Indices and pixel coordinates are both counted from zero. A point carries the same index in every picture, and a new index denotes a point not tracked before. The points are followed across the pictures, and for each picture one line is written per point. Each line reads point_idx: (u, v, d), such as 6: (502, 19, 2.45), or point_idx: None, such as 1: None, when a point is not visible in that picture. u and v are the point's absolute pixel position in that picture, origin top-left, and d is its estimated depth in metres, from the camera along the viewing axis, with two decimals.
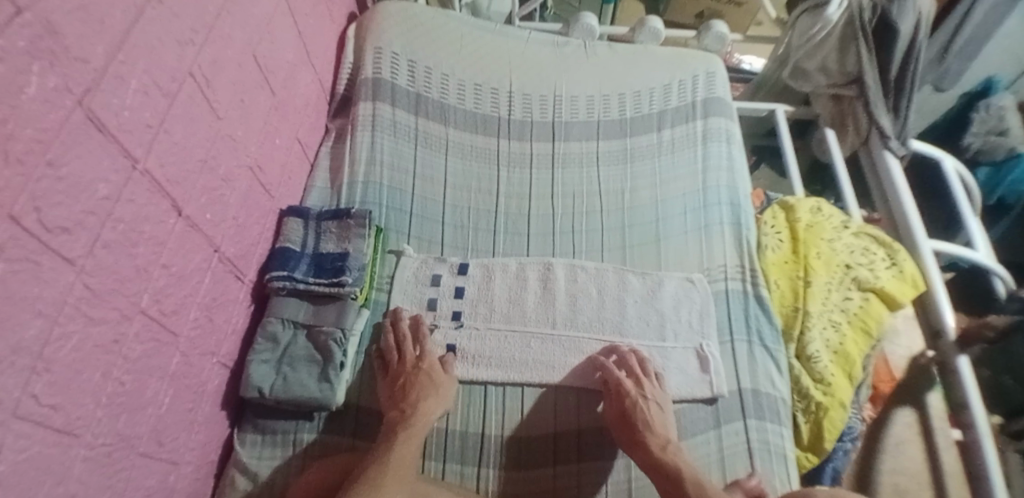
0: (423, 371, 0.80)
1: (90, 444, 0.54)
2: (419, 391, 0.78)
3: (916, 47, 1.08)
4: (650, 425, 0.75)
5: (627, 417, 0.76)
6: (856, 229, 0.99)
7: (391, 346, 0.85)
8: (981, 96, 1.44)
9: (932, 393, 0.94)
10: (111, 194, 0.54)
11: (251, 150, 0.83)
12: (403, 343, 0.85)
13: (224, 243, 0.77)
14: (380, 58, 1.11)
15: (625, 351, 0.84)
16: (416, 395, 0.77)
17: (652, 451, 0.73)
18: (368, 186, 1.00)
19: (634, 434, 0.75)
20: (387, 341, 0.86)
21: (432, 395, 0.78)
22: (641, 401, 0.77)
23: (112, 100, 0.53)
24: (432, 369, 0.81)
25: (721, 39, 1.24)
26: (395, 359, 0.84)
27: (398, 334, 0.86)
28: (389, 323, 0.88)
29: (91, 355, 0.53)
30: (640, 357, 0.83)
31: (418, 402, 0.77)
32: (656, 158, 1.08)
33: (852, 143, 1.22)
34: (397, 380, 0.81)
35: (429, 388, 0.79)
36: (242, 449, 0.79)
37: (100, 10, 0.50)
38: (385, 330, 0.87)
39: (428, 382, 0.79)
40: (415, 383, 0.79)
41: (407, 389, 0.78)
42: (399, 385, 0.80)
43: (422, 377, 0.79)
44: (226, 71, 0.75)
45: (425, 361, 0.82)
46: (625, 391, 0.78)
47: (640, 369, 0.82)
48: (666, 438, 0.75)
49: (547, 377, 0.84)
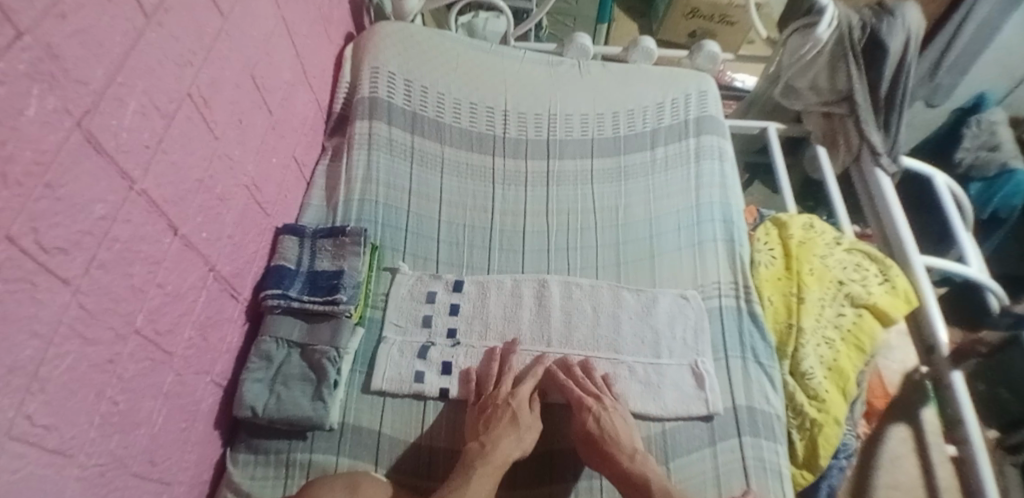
0: (511, 409, 0.78)
1: (83, 464, 0.54)
2: (500, 428, 0.76)
3: (906, 66, 1.11)
4: (616, 438, 0.75)
5: (591, 433, 0.76)
6: (848, 244, 1.00)
7: (492, 376, 0.84)
8: (973, 111, 1.46)
9: (926, 408, 0.94)
10: (107, 215, 0.54)
11: (247, 170, 0.84)
12: (506, 375, 0.83)
13: (219, 262, 0.77)
14: (377, 77, 1.13)
15: (580, 374, 0.84)
16: (496, 431, 0.76)
17: (621, 461, 0.74)
18: (364, 204, 1.01)
19: (601, 447, 0.75)
20: (491, 369, 0.85)
21: (511, 434, 0.76)
22: (606, 416, 0.77)
23: (109, 122, 0.53)
24: (519, 408, 0.79)
25: (713, 58, 1.26)
26: (491, 386, 0.83)
27: (504, 366, 0.85)
28: (501, 353, 0.87)
29: (87, 374, 0.53)
30: (590, 372, 0.84)
31: (498, 437, 0.75)
32: (649, 176, 1.10)
33: (843, 160, 1.23)
34: (484, 411, 0.80)
35: (509, 429, 0.76)
36: (234, 468, 0.79)
37: (100, 34, 0.51)
38: (493, 359, 0.86)
39: (510, 424, 0.77)
40: (497, 418, 0.77)
41: (492, 423, 0.77)
42: (486, 415, 0.79)
43: (505, 416, 0.77)
44: (224, 92, 0.76)
45: (516, 399, 0.80)
46: (586, 406, 0.78)
47: (593, 385, 0.82)
48: (633, 447, 0.76)
49: None
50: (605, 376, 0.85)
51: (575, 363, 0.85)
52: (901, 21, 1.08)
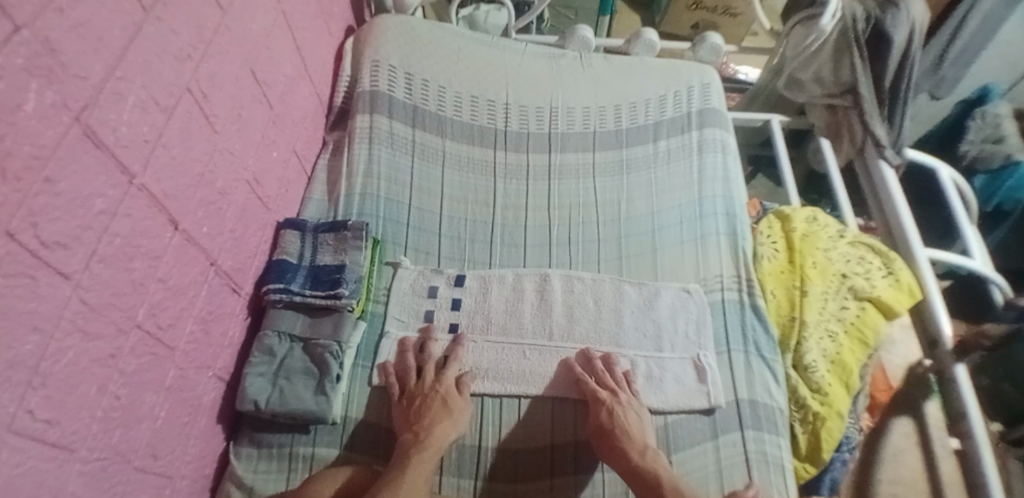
0: (439, 396, 0.79)
1: (85, 459, 0.54)
2: (433, 416, 0.77)
3: (910, 58, 1.10)
4: (627, 431, 0.76)
5: (603, 427, 0.77)
6: (851, 238, 0.99)
7: (411, 368, 0.84)
8: (977, 104, 1.44)
9: (930, 401, 0.93)
10: (108, 209, 0.54)
11: (248, 164, 0.84)
12: (424, 366, 0.84)
13: (220, 257, 0.77)
14: (378, 71, 1.12)
15: (601, 368, 0.83)
16: (430, 419, 0.76)
17: (632, 457, 0.73)
18: (365, 199, 1.01)
19: (611, 439, 0.75)
20: (408, 362, 0.85)
21: (447, 419, 0.77)
22: (619, 409, 0.78)
23: (109, 116, 0.53)
24: (448, 393, 0.80)
25: (716, 50, 1.25)
26: (415, 378, 0.83)
27: (422, 358, 0.86)
28: (411, 344, 0.88)
29: (88, 369, 0.53)
30: (613, 367, 0.84)
31: (431, 425, 0.75)
32: (651, 169, 1.09)
33: (847, 153, 1.22)
34: (413, 402, 0.80)
35: (442, 414, 0.77)
36: (238, 462, 0.79)
37: (98, 28, 0.51)
38: (407, 351, 0.87)
39: (442, 407, 0.78)
40: (429, 407, 0.78)
41: (421, 414, 0.77)
42: (414, 407, 0.79)
43: (436, 401, 0.78)
44: (223, 86, 0.76)
45: (442, 384, 0.81)
46: (601, 399, 0.79)
47: (612, 380, 0.82)
48: (644, 442, 0.75)
49: (535, 388, 0.84)
50: (626, 372, 0.84)
51: (595, 357, 0.85)
52: (905, 12, 1.07)
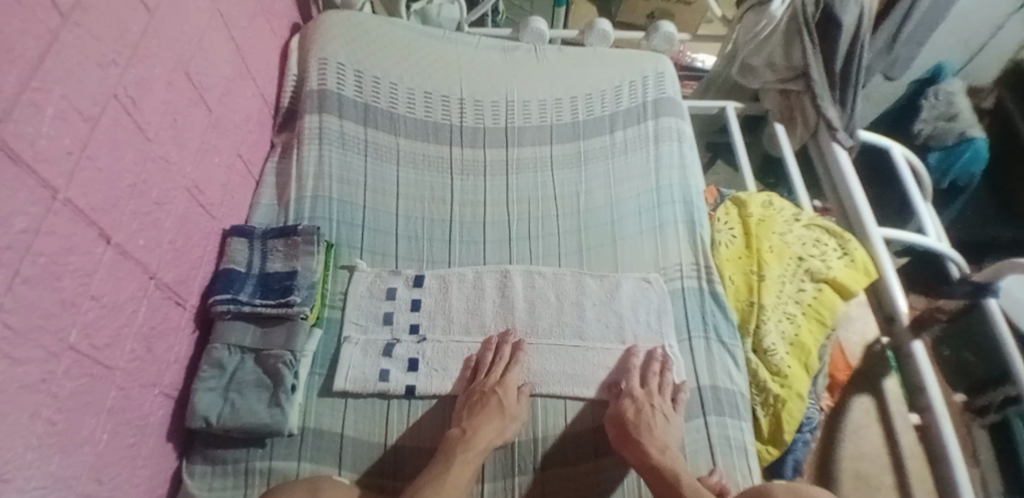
0: (495, 398, 0.77)
1: (22, 488, 0.51)
2: (484, 415, 0.76)
3: (860, 39, 1.09)
4: (649, 429, 0.74)
5: (627, 419, 0.76)
6: (807, 220, 1.01)
7: (484, 364, 0.83)
8: (930, 82, 1.49)
9: (887, 379, 0.97)
10: (29, 227, 0.51)
11: (186, 172, 0.80)
12: (496, 363, 0.82)
13: (160, 270, 0.74)
14: (325, 68, 1.09)
15: (653, 370, 0.83)
16: (481, 418, 0.75)
17: (651, 455, 0.72)
18: (317, 201, 0.98)
19: (629, 433, 0.74)
20: (485, 358, 0.84)
21: (494, 422, 0.75)
22: (647, 407, 0.77)
23: (26, 129, 0.50)
24: (506, 395, 0.78)
25: (669, 38, 1.25)
26: (481, 375, 0.82)
27: (496, 355, 0.84)
28: (496, 341, 0.86)
29: (17, 396, 0.50)
30: (665, 374, 0.84)
31: (478, 425, 0.75)
32: (609, 160, 1.09)
33: (801, 137, 1.24)
34: (472, 397, 0.79)
35: (495, 415, 0.76)
36: (191, 481, 0.76)
37: (11, 38, 0.48)
38: (489, 348, 0.85)
39: (497, 409, 0.76)
40: (483, 405, 0.77)
41: (477, 410, 0.77)
42: (473, 401, 0.78)
43: (493, 403, 0.77)
44: (154, 91, 0.72)
45: (502, 387, 0.79)
46: (633, 395, 0.79)
47: (656, 383, 0.82)
48: (664, 441, 0.75)
49: (583, 390, 0.83)
50: (675, 388, 0.83)
51: (655, 357, 0.85)
52: None
